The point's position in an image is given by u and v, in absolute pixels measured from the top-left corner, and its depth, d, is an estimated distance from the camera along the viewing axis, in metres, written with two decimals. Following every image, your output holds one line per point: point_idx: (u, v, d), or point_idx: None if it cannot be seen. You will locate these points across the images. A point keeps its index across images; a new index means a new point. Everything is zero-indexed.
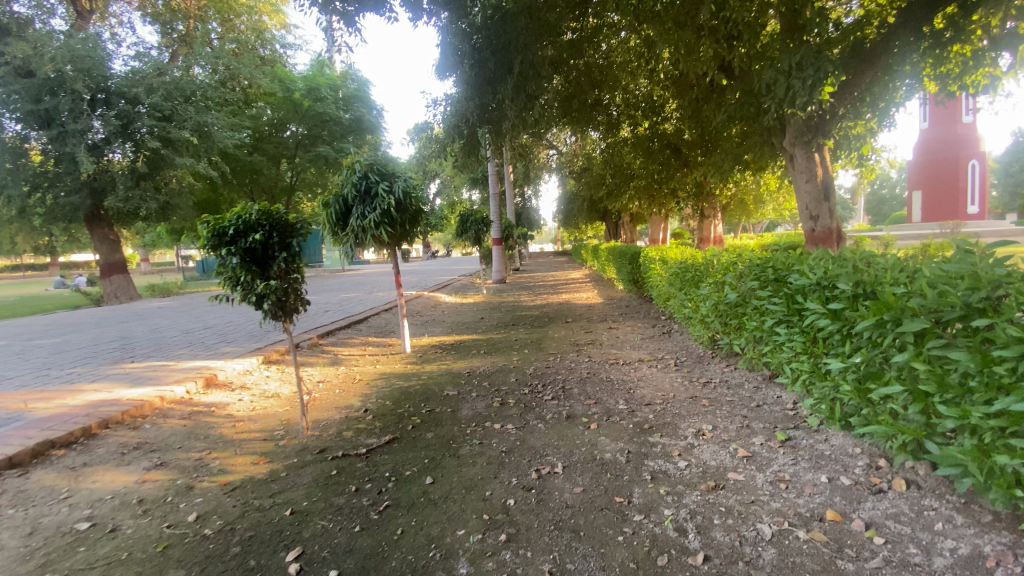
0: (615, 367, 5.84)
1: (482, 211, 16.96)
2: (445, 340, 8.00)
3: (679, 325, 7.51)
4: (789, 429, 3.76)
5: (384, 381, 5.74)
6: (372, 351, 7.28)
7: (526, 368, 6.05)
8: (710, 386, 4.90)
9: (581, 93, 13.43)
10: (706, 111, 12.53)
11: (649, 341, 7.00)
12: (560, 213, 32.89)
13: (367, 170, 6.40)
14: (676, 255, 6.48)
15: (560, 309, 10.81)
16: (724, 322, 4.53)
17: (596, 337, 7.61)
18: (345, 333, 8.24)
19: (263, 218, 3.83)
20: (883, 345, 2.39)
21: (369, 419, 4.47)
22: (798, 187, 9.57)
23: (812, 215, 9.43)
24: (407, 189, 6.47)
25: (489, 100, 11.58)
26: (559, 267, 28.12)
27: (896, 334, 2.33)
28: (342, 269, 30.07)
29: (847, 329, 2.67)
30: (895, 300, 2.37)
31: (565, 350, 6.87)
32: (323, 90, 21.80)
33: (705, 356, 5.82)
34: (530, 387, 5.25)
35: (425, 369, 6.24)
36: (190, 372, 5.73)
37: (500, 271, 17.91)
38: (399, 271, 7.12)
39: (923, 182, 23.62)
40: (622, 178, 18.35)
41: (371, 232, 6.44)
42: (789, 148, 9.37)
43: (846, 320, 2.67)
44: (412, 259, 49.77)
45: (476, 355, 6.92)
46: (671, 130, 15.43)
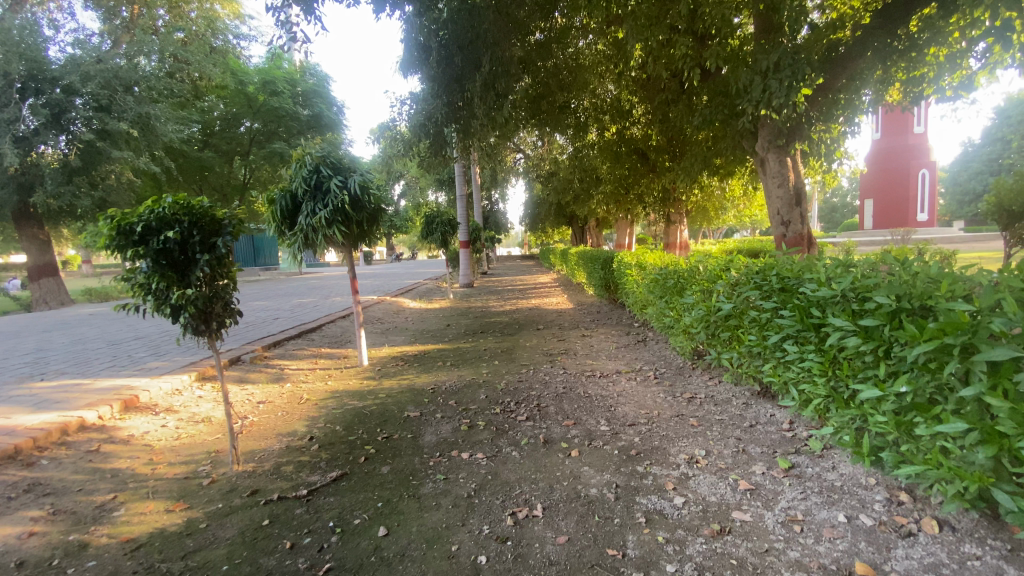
0: (592, 380, 5.38)
1: (449, 213, 16.33)
2: (407, 350, 7.38)
3: (656, 333, 7.15)
4: (790, 454, 3.40)
5: (335, 401, 5.10)
6: (324, 365, 6.59)
7: (496, 382, 5.53)
8: (695, 403, 4.50)
9: (551, 94, 13.07)
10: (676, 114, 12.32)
11: (625, 350, 6.61)
12: (526, 216, 32.61)
13: (320, 163, 5.79)
14: (654, 260, 6.10)
15: (530, 314, 10.36)
16: (711, 333, 4.13)
17: (569, 346, 7.16)
18: (295, 344, 7.50)
19: (181, 213, 3.18)
20: (945, 374, 1.99)
21: (315, 450, 3.86)
22: (769, 193, 9.43)
23: (784, 220, 9.28)
24: (363, 185, 5.88)
25: (456, 97, 11.02)
26: (526, 272, 27.68)
27: (966, 363, 1.92)
28: (300, 272, 28.78)
29: (885, 351, 2.27)
30: (962, 319, 1.96)
31: (537, 361, 6.38)
32: (279, 84, 20.61)
33: (686, 369, 5.43)
34: (500, 405, 4.72)
35: (382, 386, 5.62)
36: (107, 392, 4.93)
37: (466, 275, 17.33)
38: (354, 276, 6.45)
39: (874, 191, 24.34)
40: (590, 183, 18.09)
41: (323, 232, 5.80)
42: (761, 153, 9.22)
43: (885, 340, 2.27)
44: (375, 261, 48.39)
45: (440, 367, 6.34)
46: (638, 135, 15.23)
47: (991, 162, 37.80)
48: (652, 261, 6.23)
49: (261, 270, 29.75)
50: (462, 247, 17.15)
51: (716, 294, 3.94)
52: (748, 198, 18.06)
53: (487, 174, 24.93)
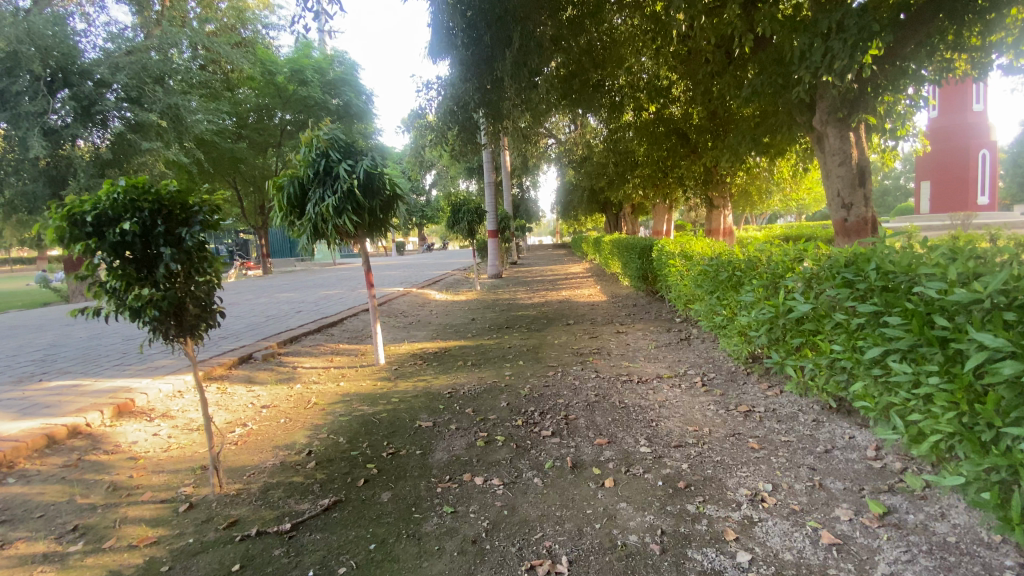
0: (629, 387, 4.74)
1: (477, 201, 15.79)
2: (429, 346, 6.90)
3: (700, 330, 6.43)
4: (882, 494, 2.71)
5: (343, 407, 4.64)
6: (339, 363, 6.17)
7: (520, 386, 4.97)
8: (754, 419, 3.81)
9: (585, 73, 12.27)
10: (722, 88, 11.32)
11: (666, 350, 5.93)
12: (558, 204, 31.81)
13: (328, 146, 5.30)
14: (704, 248, 5.37)
15: (560, 307, 9.75)
16: (775, 334, 3.42)
17: (603, 343, 6.52)
18: (312, 340, 7.13)
19: (143, 200, 2.80)
20: None
21: (311, 469, 3.37)
22: (829, 172, 8.48)
23: (845, 203, 8.31)
24: (375, 170, 5.36)
25: (483, 77, 10.43)
26: (558, 261, 26.96)
27: None
28: (333, 262, 28.95)
29: None
30: None
31: (568, 361, 5.78)
32: (307, 73, 20.34)
33: (740, 376, 4.72)
34: (523, 416, 4.15)
35: (398, 388, 5.13)
36: (103, 396, 4.62)
37: (495, 265, 16.83)
38: (369, 267, 5.93)
39: (931, 172, 22.26)
40: (626, 168, 17.18)
41: (331, 222, 5.32)
42: (819, 128, 8.29)
43: None
44: (407, 250, 48.51)
45: (461, 367, 5.81)
46: (679, 114, 14.19)
47: None
48: (699, 249, 5.53)
49: (295, 260, 30.08)
50: (491, 236, 16.64)
51: (785, 286, 3.25)
52: (797, 180, 16.82)
53: (518, 160, 24.26)
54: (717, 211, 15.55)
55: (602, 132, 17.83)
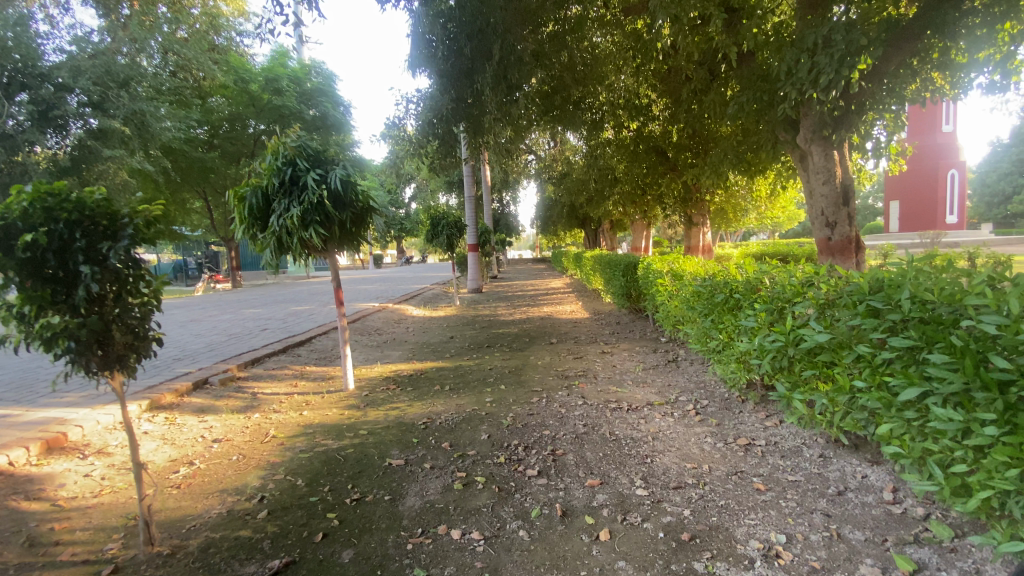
0: (619, 416, 4.40)
1: (457, 215, 15.45)
2: (403, 369, 6.47)
3: (688, 352, 6.17)
4: (908, 546, 2.41)
5: (305, 441, 4.19)
6: (304, 389, 5.69)
7: (502, 415, 4.59)
8: (755, 454, 3.51)
9: (567, 89, 12.15)
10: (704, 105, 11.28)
11: (655, 374, 5.63)
12: (538, 219, 31.70)
13: (294, 154, 4.91)
14: (694, 268, 5.12)
15: (542, 326, 9.41)
16: (781, 365, 3.13)
17: (588, 366, 6.19)
18: (276, 362, 6.62)
19: (62, 210, 2.41)
20: None
21: (262, 521, 2.93)
22: (813, 191, 8.41)
23: (830, 222, 8.23)
24: (346, 179, 4.98)
25: (463, 87, 10.14)
26: (538, 276, 26.72)
27: None
28: (307, 276, 28.14)
29: None
30: None
31: (552, 386, 5.42)
32: (282, 82, 19.76)
33: (734, 404, 4.44)
34: (505, 452, 3.77)
35: (367, 418, 4.69)
36: (30, 429, 4.08)
37: (475, 280, 16.46)
38: (339, 284, 5.50)
39: (902, 193, 22.94)
40: (607, 185, 17.10)
41: (297, 235, 4.90)
42: (803, 146, 8.23)
43: None
44: (384, 264, 47.75)
45: (437, 392, 5.41)
46: (658, 132, 14.18)
47: (1022, 163, 36.41)
48: (688, 269, 5.28)
49: (267, 273, 29.18)
50: (470, 250, 16.28)
51: (793, 313, 2.96)
52: (774, 199, 17.01)
53: (498, 175, 24.06)
54: (696, 229, 15.57)
55: (583, 148, 17.75)
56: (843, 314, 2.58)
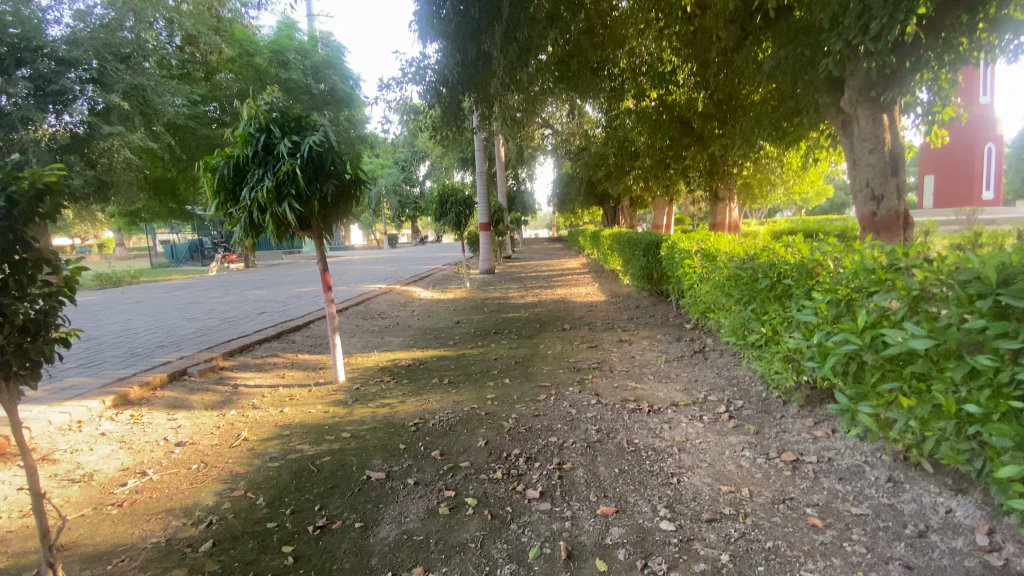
0: (638, 420, 3.80)
1: (468, 192, 14.78)
2: (402, 358, 5.93)
3: (717, 344, 5.49)
4: None
5: (279, 446, 3.68)
6: (291, 381, 5.20)
7: (504, 415, 4.02)
8: (805, 476, 2.89)
9: (584, 53, 11.24)
10: (736, 69, 10.29)
11: (680, 367, 5.00)
12: (554, 197, 30.84)
13: (265, 119, 4.36)
14: (729, 246, 4.41)
15: (555, 309, 8.79)
16: (854, 370, 2.46)
17: (603, 356, 5.58)
18: (266, 349, 6.15)
19: None
20: None
21: (202, 557, 2.42)
22: (857, 160, 7.54)
23: (876, 195, 7.38)
24: (323, 146, 4.40)
25: (471, 49, 9.38)
26: (555, 256, 25.94)
27: None
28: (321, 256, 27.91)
29: None
30: None
31: (563, 380, 4.82)
32: (288, 54, 18.89)
33: (776, 408, 3.79)
34: (504, 466, 3.19)
35: (352, 418, 4.17)
36: None
37: (487, 259, 15.87)
38: (326, 267, 4.93)
39: (935, 167, 21.00)
40: (627, 159, 16.18)
41: (271, 210, 4.35)
42: (848, 110, 7.32)
43: None
44: (400, 243, 47.38)
45: (434, 386, 4.86)
46: (683, 101, 13.24)
47: None
48: (721, 249, 4.57)
49: (281, 253, 29.06)
50: (482, 229, 15.66)
51: (878, 306, 2.27)
52: (805, 172, 15.91)
53: (512, 149, 23.18)
54: (722, 204, 14.50)
55: (602, 120, 16.78)
56: (958, 314, 1.88)
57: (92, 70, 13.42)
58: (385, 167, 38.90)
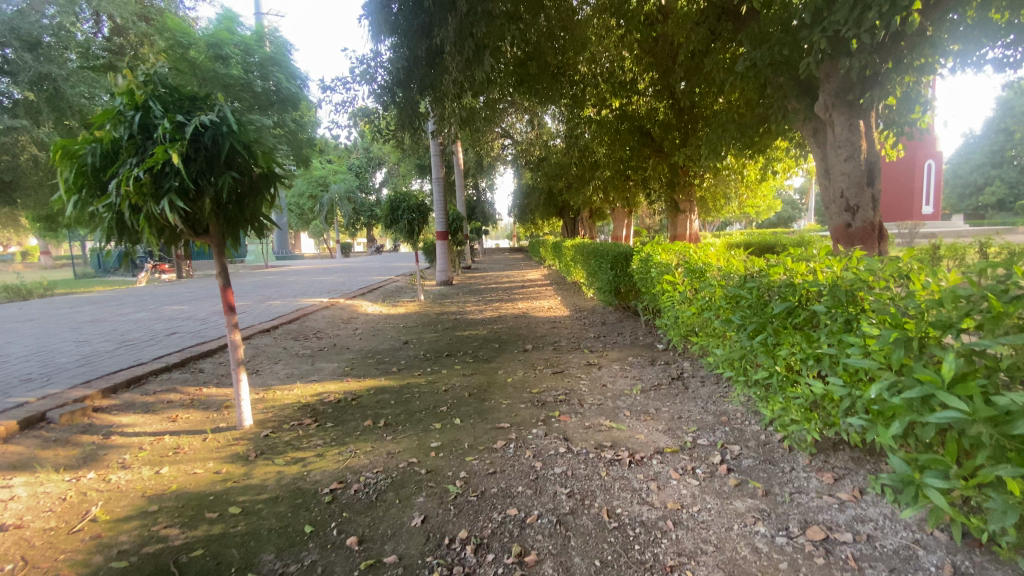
0: (619, 478, 3.00)
1: (423, 199, 13.83)
2: (331, 391, 4.95)
3: (697, 370, 4.81)
4: None
5: (136, 533, 2.67)
6: (184, 425, 4.14)
7: (450, 473, 3.15)
8: (845, 567, 2.16)
9: (544, 56, 10.58)
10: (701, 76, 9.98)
11: (661, 400, 4.26)
12: (514, 207, 30.24)
13: (141, 93, 3.43)
14: (715, 258, 3.72)
15: (516, 326, 7.98)
16: (939, 434, 1.80)
17: (570, 384, 4.78)
18: (163, 382, 5.02)
19: None
20: None
21: None
22: (830, 169, 7.16)
23: (851, 206, 6.97)
24: (217, 128, 3.49)
25: (422, 44, 8.53)
26: (515, 267, 25.22)
27: None
28: (267, 267, 26.11)
29: None
30: None
31: (523, 418, 3.99)
32: (228, 49, 16.42)
33: (781, 458, 3.09)
34: (445, 561, 2.32)
35: (249, 482, 3.19)
36: None
37: (444, 270, 14.93)
38: (228, 282, 3.97)
39: None
40: (588, 169, 15.67)
41: (145, 209, 3.40)
42: (822, 116, 6.96)
43: None
44: (354, 252, 45.58)
45: (365, 432, 3.92)
46: (644, 110, 12.90)
47: (994, 154, 36.33)
48: (705, 259, 3.88)
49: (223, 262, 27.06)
50: (438, 239, 14.77)
51: (976, 348, 1.68)
52: (759, 185, 15.83)
53: (472, 157, 22.40)
54: (681, 216, 13.72)
55: (563, 129, 16.20)
56: None
57: (5, 60, 11.51)
58: (338, 172, 37.34)
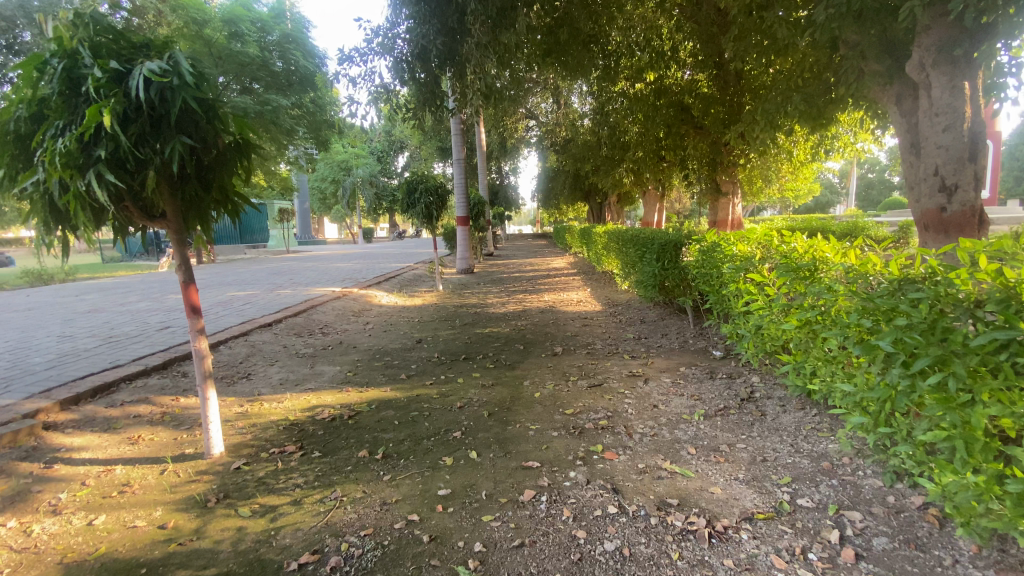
0: (698, 566, 2.12)
1: (442, 181, 12.95)
2: (326, 405, 4.16)
3: (772, 390, 3.86)
4: None
5: None
6: (144, 451, 3.41)
7: (462, 544, 2.31)
8: None
9: (576, 21, 9.40)
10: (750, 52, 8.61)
11: (732, 432, 3.35)
12: (538, 191, 29.25)
13: (70, 37, 2.60)
14: (824, 248, 2.74)
15: (542, 322, 7.13)
16: None
17: (613, 404, 3.88)
18: (136, 392, 4.32)
19: None
20: None
21: None
22: (922, 142, 6.01)
23: (947, 185, 5.81)
24: (166, 79, 2.64)
25: (449, 12, 7.54)
26: (538, 254, 24.33)
27: None
28: (288, 253, 25.76)
29: None
30: None
31: (557, 454, 3.13)
32: (242, 26, 15.99)
33: (933, 545, 2.13)
34: None
35: (197, 546, 2.41)
36: None
37: (465, 258, 14.15)
38: (191, 280, 3.19)
39: None
40: (618, 149, 14.57)
41: (72, 186, 2.59)
42: (916, 78, 5.84)
43: None
44: (376, 237, 45.33)
45: (357, 466, 3.11)
46: (682, 83, 11.69)
47: None
48: (805, 250, 2.89)
49: (245, 248, 26.88)
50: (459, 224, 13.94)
51: None
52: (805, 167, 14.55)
53: (495, 139, 21.49)
54: (723, 199, 12.33)
55: (592, 105, 15.03)
56: None
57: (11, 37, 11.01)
58: (360, 157, 36.94)
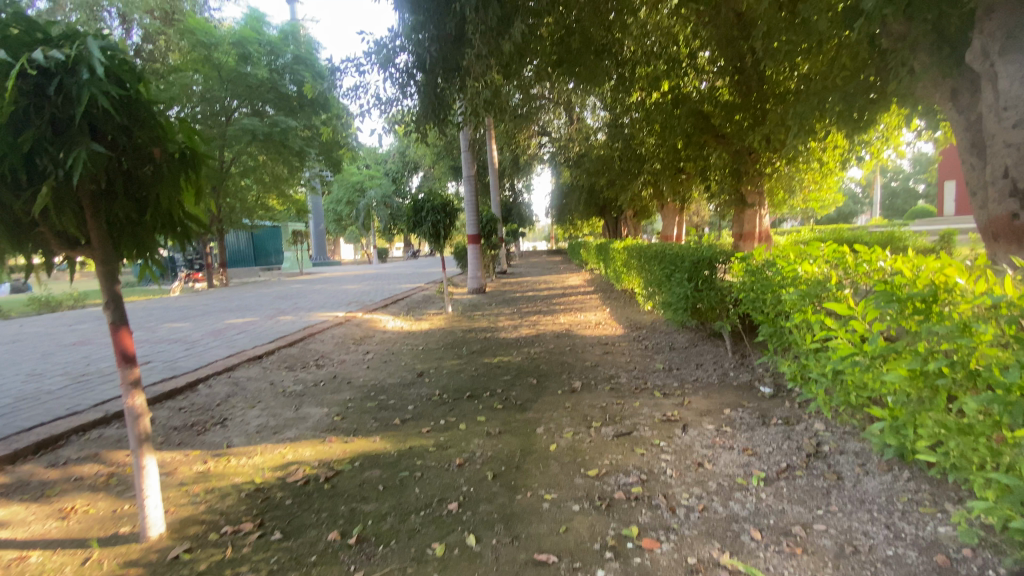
0: None
1: (451, 199, 12.43)
2: (303, 461, 3.52)
3: (845, 442, 3.12)
4: None
5: None
6: (72, 533, 2.78)
7: None
8: None
9: (587, 28, 8.69)
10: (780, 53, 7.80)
11: (806, 507, 2.60)
12: (552, 208, 28.76)
13: None
14: (940, 274, 2.03)
15: (557, 350, 6.43)
16: None
17: (647, 461, 3.16)
18: (87, 448, 3.72)
19: None
20: None
21: None
22: (987, 139, 4.82)
23: (1021, 187, 4.61)
24: (67, 76, 2.16)
25: (448, 19, 6.95)
26: (553, 270, 23.66)
27: None
28: (300, 275, 25.50)
29: None
30: None
31: (579, 540, 2.42)
32: (250, 47, 15.95)
33: None
34: None
35: None
36: None
37: (476, 277, 13.58)
38: (121, 321, 2.62)
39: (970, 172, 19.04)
40: (634, 161, 13.99)
41: None
42: (976, 69, 4.71)
43: None
44: (390, 257, 45.19)
45: (323, 557, 2.43)
46: (700, 91, 10.99)
47: None
48: (906, 274, 2.18)
49: (258, 271, 26.72)
50: (469, 242, 13.37)
51: None
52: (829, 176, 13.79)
53: (507, 154, 21.04)
54: (749, 211, 11.63)
55: (606, 117, 14.47)
56: None
57: None
58: (374, 178, 36.96)
